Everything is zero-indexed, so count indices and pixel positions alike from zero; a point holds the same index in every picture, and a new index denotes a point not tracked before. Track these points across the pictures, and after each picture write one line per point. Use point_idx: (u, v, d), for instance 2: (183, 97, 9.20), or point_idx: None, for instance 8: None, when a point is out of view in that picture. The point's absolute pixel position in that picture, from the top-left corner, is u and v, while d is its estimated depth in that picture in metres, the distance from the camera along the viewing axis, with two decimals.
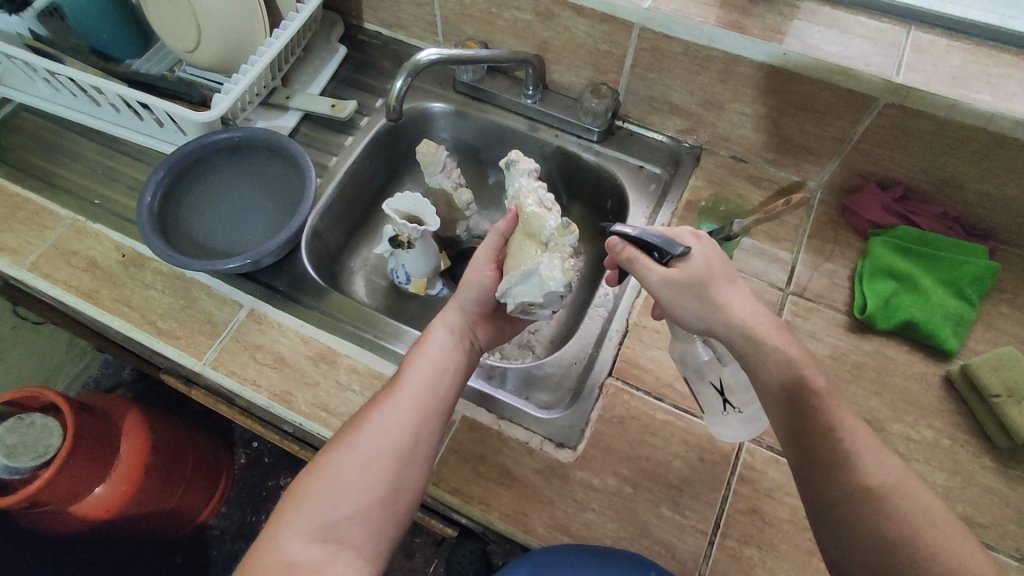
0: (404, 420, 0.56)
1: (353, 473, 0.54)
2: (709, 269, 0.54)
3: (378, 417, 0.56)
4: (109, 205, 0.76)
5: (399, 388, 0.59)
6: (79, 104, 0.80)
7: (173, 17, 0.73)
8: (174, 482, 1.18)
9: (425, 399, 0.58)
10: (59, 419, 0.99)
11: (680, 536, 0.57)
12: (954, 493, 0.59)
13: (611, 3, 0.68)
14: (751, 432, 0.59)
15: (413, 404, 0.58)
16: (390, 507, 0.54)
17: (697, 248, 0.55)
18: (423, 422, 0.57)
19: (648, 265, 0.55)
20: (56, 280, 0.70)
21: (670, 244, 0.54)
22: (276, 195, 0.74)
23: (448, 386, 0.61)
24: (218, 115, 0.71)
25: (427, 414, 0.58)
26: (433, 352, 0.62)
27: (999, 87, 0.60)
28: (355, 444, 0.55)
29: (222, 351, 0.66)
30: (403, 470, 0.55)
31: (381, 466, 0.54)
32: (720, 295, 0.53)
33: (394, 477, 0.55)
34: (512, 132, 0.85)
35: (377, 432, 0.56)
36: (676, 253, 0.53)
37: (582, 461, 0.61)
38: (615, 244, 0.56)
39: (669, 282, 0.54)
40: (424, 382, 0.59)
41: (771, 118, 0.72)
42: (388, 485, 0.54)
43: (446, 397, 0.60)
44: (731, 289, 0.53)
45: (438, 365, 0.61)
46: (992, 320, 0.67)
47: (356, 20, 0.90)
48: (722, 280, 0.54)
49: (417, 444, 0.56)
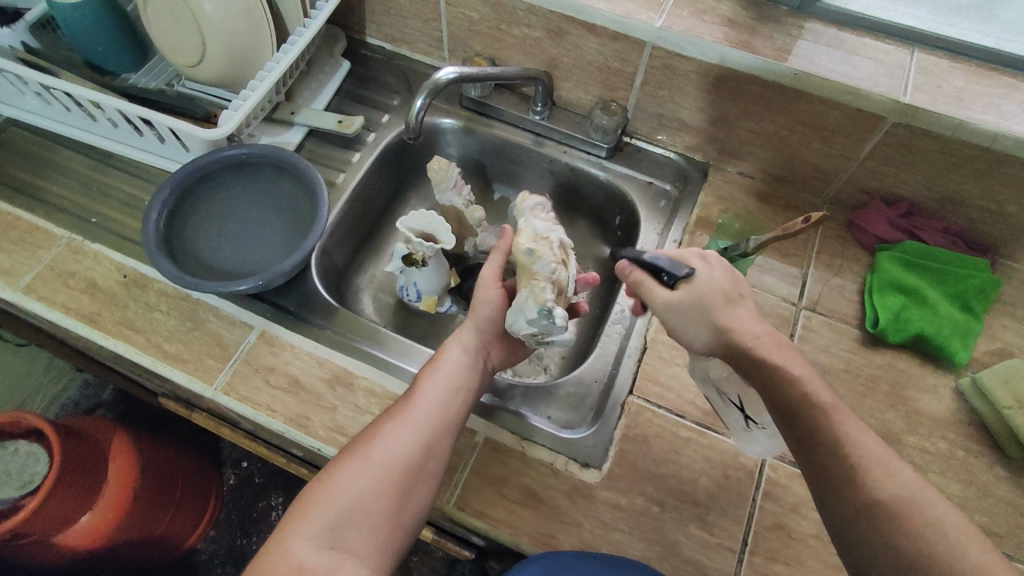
0: (418, 435, 0.56)
1: (365, 483, 0.53)
2: (712, 292, 0.55)
3: (392, 430, 0.56)
4: (106, 223, 0.73)
5: (414, 402, 0.58)
6: (73, 119, 0.77)
7: (176, 31, 0.71)
8: (164, 507, 1.13)
9: (439, 415, 0.58)
10: (46, 445, 0.96)
11: (708, 554, 0.57)
12: (970, 503, 0.60)
13: (624, 23, 0.69)
14: (781, 445, 0.58)
15: (427, 419, 0.57)
16: (398, 520, 0.54)
17: (703, 269, 0.57)
18: (436, 438, 0.57)
19: (652, 287, 0.57)
20: (53, 303, 0.67)
21: (672, 267, 0.57)
22: (285, 215, 0.72)
23: (461, 403, 0.60)
24: (227, 133, 0.68)
25: (440, 430, 0.57)
26: (449, 367, 0.61)
27: (1002, 108, 0.63)
28: (368, 455, 0.54)
29: (233, 375, 0.64)
30: (413, 484, 0.55)
31: (392, 479, 0.54)
32: (723, 320, 0.53)
33: (404, 490, 0.54)
34: (519, 148, 0.85)
35: (391, 444, 0.55)
36: (677, 276, 0.56)
37: (608, 480, 0.60)
38: (624, 268, 0.60)
39: (672, 304, 0.56)
40: (438, 397, 0.59)
41: (780, 136, 0.73)
42: (398, 498, 0.54)
43: (459, 414, 0.59)
44: (739, 312, 0.54)
45: (452, 381, 0.61)
46: (996, 332, 0.69)
47: (358, 34, 0.89)
48: (725, 304, 0.55)
49: (429, 459, 0.56)
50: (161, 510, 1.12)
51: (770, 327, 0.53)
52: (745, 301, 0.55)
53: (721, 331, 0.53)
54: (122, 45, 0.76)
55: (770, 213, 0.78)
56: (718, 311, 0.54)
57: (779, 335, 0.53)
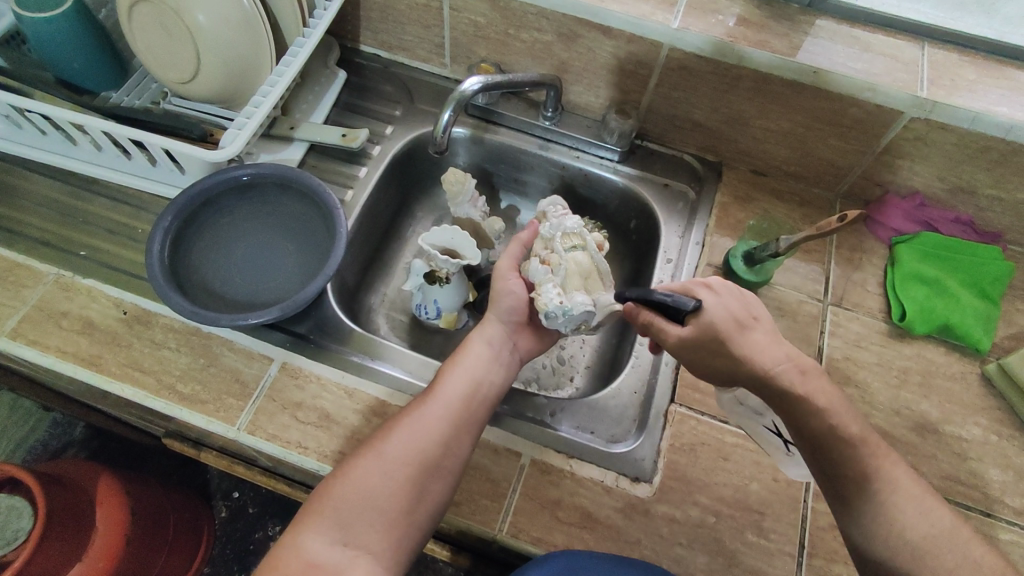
0: (434, 428, 0.53)
1: (378, 479, 0.50)
2: (725, 319, 0.52)
3: (408, 425, 0.53)
4: (97, 255, 0.67)
5: (431, 398, 0.55)
6: (49, 143, 0.71)
7: (169, 47, 0.67)
8: (157, 548, 1.02)
9: (457, 411, 0.55)
10: (29, 496, 0.87)
11: (770, 561, 0.57)
12: (1009, 487, 0.61)
13: (639, 24, 0.68)
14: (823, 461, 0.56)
15: (445, 413, 0.54)
16: (412, 518, 0.50)
17: (708, 298, 0.54)
18: (455, 434, 0.53)
19: (663, 327, 0.54)
20: (46, 347, 0.61)
21: (677, 301, 0.53)
22: (298, 236, 0.68)
23: (481, 400, 0.57)
24: (232, 155, 0.63)
25: (458, 425, 0.54)
26: (468, 362, 0.59)
27: (1011, 100, 0.64)
28: (382, 450, 0.51)
29: (258, 414, 0.60)
30: (429, 481, 0.51)
31: (407, 474, 0.50)
32: (738, 349, 0.51)
33: (418, 487, 0.51)
34: (528, 154, 0.83)
35: (406, 439, 0.52)
36: (684, 310, 0.53)
37: (661, 494, 0.59)
38: (630, 312, 0.57)
39: (687, 343, 0.53)
40: (458, 393, 0.56)
41: (796, 133, 0.73)
42: (412, 494, 0.50)
43: (478, 411, 0.56)
44: (753, 337, 0.52)
45: (473, 377, 0.58)
46: (1012, 316, 0.71)
47: (352, 42, 0.85)
48: (738, 330, 0.52)
49: (447, 455, 0.52)
50: (153, 554, 1.01)
51: (792, 352, 0.52)
52: (760, 324, 0.53)
53: (738, 360, 0.51)
54: (103, 62, 0.71)
55: (786, 210, 0.78)
56: (734, 338, 0.51)
57: (804, 359, 0.52)
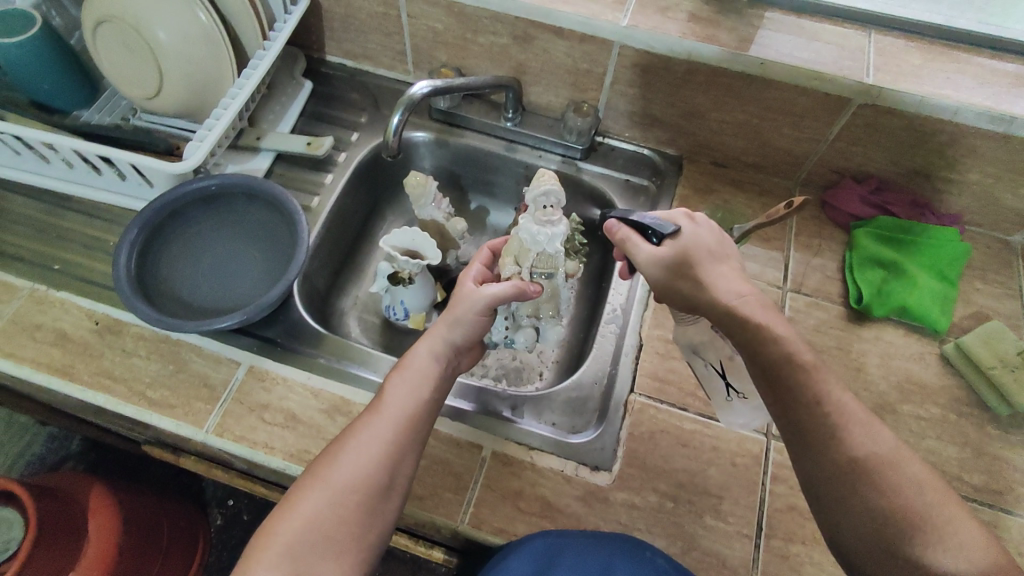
0: (381, 451, 0.51)
1: (326, 508, 0.49)
2: (698, 246, 0.52)
3: (353, 450, 0.51)
4: (71, 269, 0.69)
5: (378, 415, 0.53)
6: (24, 163, 0.73)
7: (132, 65, 0.69)
8: (151, 556, 0.98)
9: (405, 429, 0.52)
10: (20, 506, 0.84)
11: (728, 543, 0.58)
12: (967, 464, 0.62)
13: (591, 24, 0.69)
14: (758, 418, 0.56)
15: (393, 434, 0.52)
16: (364, 540, 0.50)
17: (689, 228, 0.54)
18: (402, 454, 0.52)
19: (637, 245, 0.54)
20: (21, 359, 0.63)
21: (656, 225, 0.54)
22: (263, 243, 0.71)
23: (429, 413, 0.55)
24: (195, 166, 0.65)
25: (406, 441, 0.52)
26: (414, 373, 0.55)
27: (958, 83, 0.65)
28: (328, 478, 0.50)
29: (225, 416, 0.61)
30: (379, 504, 0.50)
31: (356, 502, 0.49)
32: (706, 275, 0.51)
33: (368, 511, 0.50)
34: (492, 155, 0.84)
35: (353, 465, 0.50)
36: (662, 233, 0.53)
37: (620, 481, 0.60)
38: (612, 226, 0.57)
39: (657, 262, 0.53)
40: (405, 408, 0.53)
41: (751, 124, 0.75)
42: (363, 519, 0.49)
43: (425, 425, 0.54)
44: (721, 268, 0.52)
45: (420, 390, 0.55)
46: (971, 296, 0.72)
47: (318, 52, 0.87)
48: (710, 258, 0.52)
49: (395, 476, 0.51)
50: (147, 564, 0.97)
51: (757, 288, 0.51)
52: (730, 259, 0.53)
53: None
54: (73, 83, 0.73)
55: (748, 200, 0.79)
56: (703, 264, 0.51)
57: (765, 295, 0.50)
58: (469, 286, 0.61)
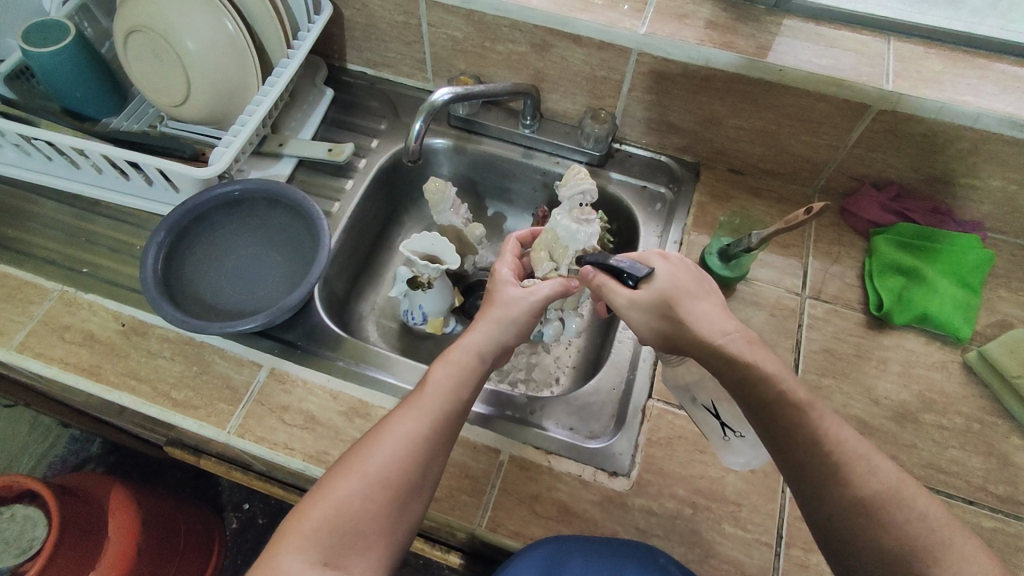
0: (416, 446, 0.50)
1: (359, 501, 0.47)
2: (674, 287, 0.53)
3: (389, 443, 0.49)
4: (98, 272, 0.71)
5: (415, 408, 0.51)
6: (56, 168, 0.75)
7: (160, 73, 0.71)
8: (169, 559, 0.98)
9: (441, 426, 0.51)
10: (44, 506, 0.85)
11: (748, 552, 0.57)
12: (993, 474, 0.61)
13: (609, 32, 0.70)
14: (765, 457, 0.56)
15: (428, 430, 0.50)
16: (391, 536, 0.48)
17: (663, 267, 0.54)
18: (436, 451, 0.51)
19: (613, 288, 0.55)
20: (50, 359, 0.64)
21: (632, 267, 0.54)
22: (284, 248, 0.72)
23: (464, 411, 0.54)
24: (219, 171, 0.66)
25: (441, 438, 0.51)
26: (453, 368, 0.54)
27: (980, 89, 0.65)
28: (363, 469, 0.48)
29: (247, 417, 0.62)
30: (409, 501, 0.49)
31: (388, 496, 0.48)
32: (687, 313, 0.51)
33: (398, 506, 0.48)
34: (510, 162, 0.85)
35: (388, 458, 0.49)
36: (638, 275, 0.53)
37: (638, 487, 0.60)
38: (587, 273, 0.58)
39: (636, 305, 0.54)
40: (444, 404, 0.52)
41: (768, 131, 0.75)
42: (393, 514, 0.48)
43: (459, 423, 0.53)
44: (700, 306, 0.52)
45: (459, 386, 0.53)
46: (994, 304, 0.71)
47: (339, 61, 0.88)
48: (689, 297, 0.52)
49: (427, 473, 0.50)
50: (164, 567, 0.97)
51: (743, 324, 0.51)
52: (710, 295, 0.53)
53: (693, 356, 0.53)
54: (103, 92, 0.75)
55: (765, 206, 0.79)
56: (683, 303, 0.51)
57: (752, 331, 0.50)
58: (511, 285, 0.60)
